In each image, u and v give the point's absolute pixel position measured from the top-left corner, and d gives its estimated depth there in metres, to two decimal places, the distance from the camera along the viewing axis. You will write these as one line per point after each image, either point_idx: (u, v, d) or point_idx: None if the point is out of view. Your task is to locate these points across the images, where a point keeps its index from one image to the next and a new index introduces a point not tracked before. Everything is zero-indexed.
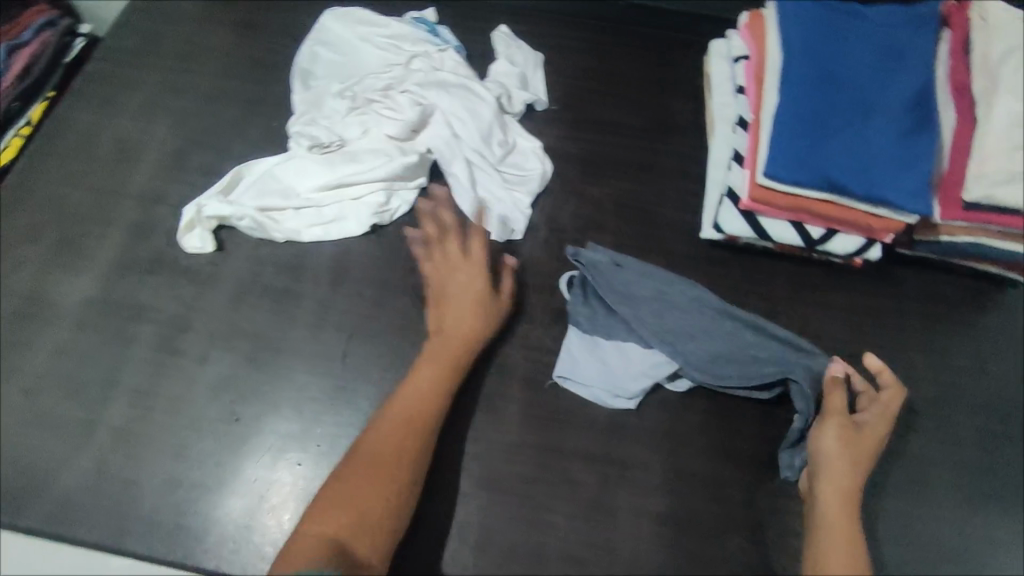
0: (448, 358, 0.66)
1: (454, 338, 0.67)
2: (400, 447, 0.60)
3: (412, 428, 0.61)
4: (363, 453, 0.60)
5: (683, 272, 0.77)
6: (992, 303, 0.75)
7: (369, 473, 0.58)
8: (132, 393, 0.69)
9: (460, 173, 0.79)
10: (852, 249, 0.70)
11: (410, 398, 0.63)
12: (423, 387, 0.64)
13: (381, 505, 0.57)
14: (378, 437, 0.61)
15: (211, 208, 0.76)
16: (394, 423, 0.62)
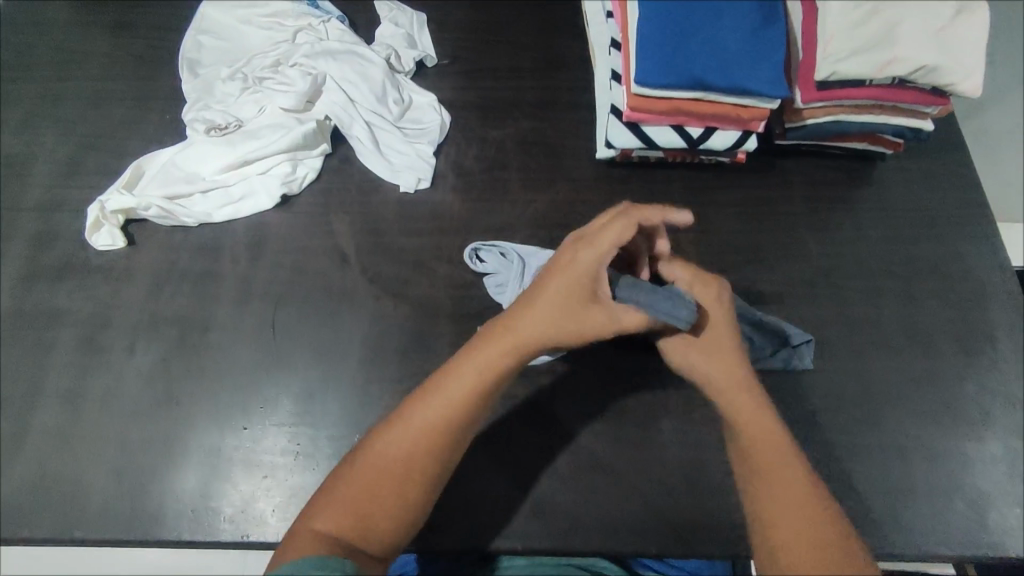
0: (507, 345, 0.57)
1: (523, 332, 0.57)
2: (427, 446, 0.54)
3: (448, 424, 0.55)
4: (383, 452, 0.54)
5: (588, 194, 0.81)
6: (866, 178, 0.82)
7: (389, 474, 0.54)
8: (61, 394, 0.69)
9: (361, 134, 0.81)
10: (731, 143, 0.75)
11: (453, 379, 0.56)
12: (474, 374, 0.56)
13: (396, 504, 0.53)
14: (414, 423, 0.55)
15: (113, 203, 0.75)
16: (433, 408, 0.55)
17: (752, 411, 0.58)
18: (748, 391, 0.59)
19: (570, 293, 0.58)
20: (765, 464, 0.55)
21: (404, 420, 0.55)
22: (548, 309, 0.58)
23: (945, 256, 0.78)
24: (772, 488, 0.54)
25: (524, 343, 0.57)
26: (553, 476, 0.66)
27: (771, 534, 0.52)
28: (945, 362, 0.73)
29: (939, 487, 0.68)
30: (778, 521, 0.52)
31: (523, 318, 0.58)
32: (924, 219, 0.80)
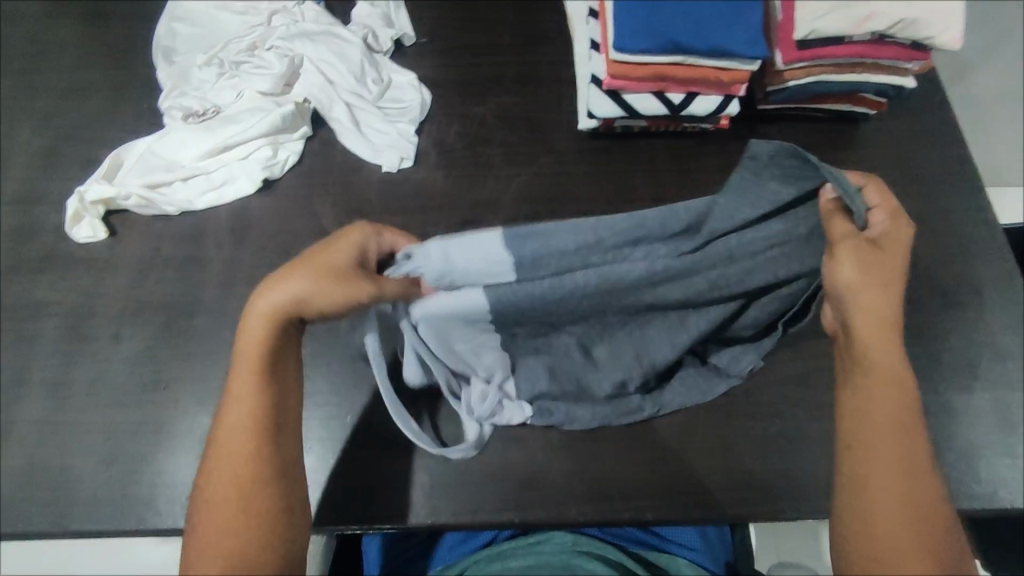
0: (256, 353, 0.56)
1: (258, 325, 0.56)
2: (245, 466, 0.54)
3: (246, 436, 0.55)
4: (216, 478, 0.55)
5: (573, 166, 0.81)
6: (851, 139, 0.82)
7: (230, 496, 0.54)
8: (48, 385, 0.68)
9: (342, 115, 0.81)
10: (712, 108, 0.75)
11: (237, 404, 0.56)
12: (243, 390, 0.56)
13: (262, 514, 0.53)
14: (225, 450, 0.55)
15: (93, 193, 0.74)
16: (232, 438, 0.55)
17: (893, 366, 0.55)
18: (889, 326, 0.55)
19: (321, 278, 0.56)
20: (887, 411, 0.54)
21: (212, 463, 0.56)
22: (259, 316, 0.56)
23: (931, 213, 0.78)
24: (898, 448, 0.53)
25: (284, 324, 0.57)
26: (546, 447, 0.66)
27: (873, 460, 0.53)
28: (934, 317, 0.73)
29: (932, 441, 0.68)
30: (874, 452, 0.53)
31: (257, 326, 0.56)
32: (910, 177, 0.80)
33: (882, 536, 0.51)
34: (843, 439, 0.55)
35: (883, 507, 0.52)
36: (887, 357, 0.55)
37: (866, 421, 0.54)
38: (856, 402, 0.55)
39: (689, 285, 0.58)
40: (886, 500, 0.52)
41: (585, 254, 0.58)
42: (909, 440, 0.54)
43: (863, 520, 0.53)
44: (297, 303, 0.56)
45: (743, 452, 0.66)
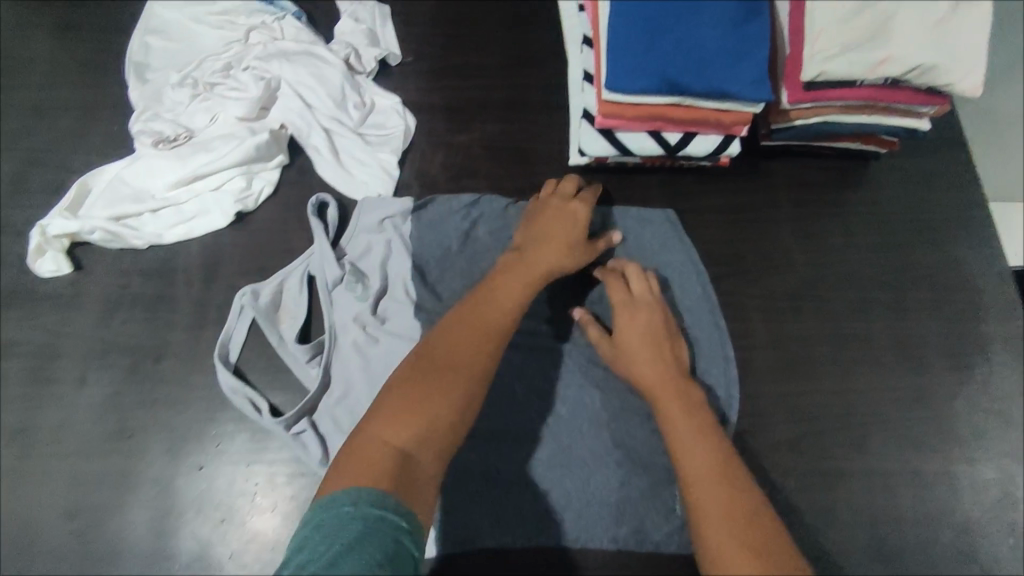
0: (524, 282, 0.60)
1: (540, 270, 0.61)
2: (481, 364, 0.53)
3: (478, 347, 0.54)
4: (431, 348, 0.53)
5: None
6: (858, 179, 0.77)
7: (439, 374, 0.51)
8: (11, 431, 0.66)
9: (320, 144, 0.77)
10: (710, 149, 0.70)
11: (490, 306, 0.57)
12: (497, 306, 0.57)
13: (449, 422, 0.50)
14: (444, 346, 0.53)
15: (54, 227, 0.71)
16: (452, 343, 0.54)
17: (660, 369, 0.61)
18: (648, 338, 0.63)
19: (568, 232, 0.65)
20: (662, 389, 0.59)
21: (427, 350, 0.53)
22: (511, 292, 0.58)
23: (940, 264, 0.74)
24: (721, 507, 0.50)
25: (543, 277, 0.61)
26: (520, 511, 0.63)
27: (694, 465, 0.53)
28: (938, 378, 0.69)
29: (926, 513, 0.65)
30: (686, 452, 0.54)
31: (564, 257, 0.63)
32: (918, 223, 0.75)
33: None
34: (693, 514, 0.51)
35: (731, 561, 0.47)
36: (693, 422, 0.56)
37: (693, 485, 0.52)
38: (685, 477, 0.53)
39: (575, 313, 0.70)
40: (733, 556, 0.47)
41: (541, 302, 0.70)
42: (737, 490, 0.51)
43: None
44: (576, 246, 0.64)
45: None
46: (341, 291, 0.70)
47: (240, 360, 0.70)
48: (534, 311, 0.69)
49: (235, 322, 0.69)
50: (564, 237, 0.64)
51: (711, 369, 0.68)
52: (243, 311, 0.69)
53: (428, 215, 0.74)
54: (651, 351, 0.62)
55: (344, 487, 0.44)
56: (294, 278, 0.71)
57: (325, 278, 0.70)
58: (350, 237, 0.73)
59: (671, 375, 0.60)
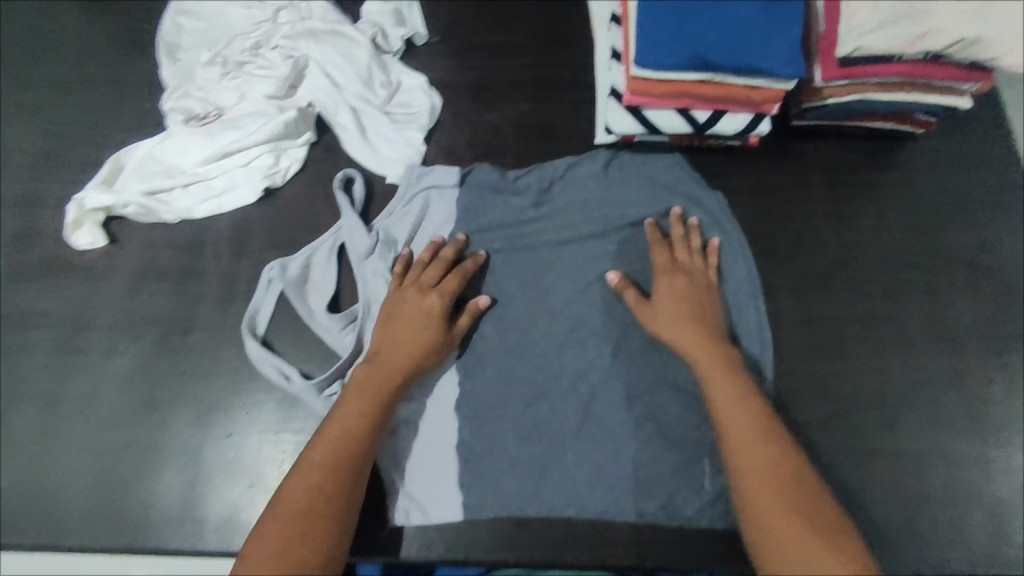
0: (370, 395, 0.60)
1: (370, 398, 0.60)
2: (340, 490, 0.55)
3: (343, 477, 0.56)
4: (295, 485, 0.54)
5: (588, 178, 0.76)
6: (893, 159, 0.76)
7: (306, 514, 0.53)
8: (43, 398, 0.68)
9: (347, 122, 0.77)
10: (740, 127, 0.69)
11: (321, 438, 0.58)
12: (349, 433, 0.58)
13: (316, 559, 0.51)
14: (302, 483, 0.54)
15: (91, 200, 0.72)
16: (314, 470, 0.55)
17: (717, 356, 0.61)
18: (696, 320, 0.64)
19: (420, 313, 0.65)
20: (716, 375, 0.60)
21: (287, 484, 0.55)
22: (353, 411, 0.59)
23: (977, 246, 0.72)
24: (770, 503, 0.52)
25: (387, 392, 0.61)
26: (545, 484, 0.64)
27: (745, 457, 0.55)
28: (972, 362, 0.67)
29: (958, 496, 0.63)
30: (746, 444, 0.55)
31: (411, 342, 0.64)
32: (955, 204, 0.73)
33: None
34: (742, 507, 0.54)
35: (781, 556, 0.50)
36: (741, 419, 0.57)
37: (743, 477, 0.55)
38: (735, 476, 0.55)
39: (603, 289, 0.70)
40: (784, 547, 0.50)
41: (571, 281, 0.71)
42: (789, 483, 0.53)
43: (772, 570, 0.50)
44: (426, 334, 0.64)
45: None
46: (374, 262, 0.71)
47: (268, 332, 0.70)
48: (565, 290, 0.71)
49: (264, 296, 0.70)
50: (416, 332, 0.64)
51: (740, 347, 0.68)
52: (272, 282, 0.70)
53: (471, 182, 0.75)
54: (694, 329, 0.63)
55: None
56: (324, 249, 0.72)
57: (358, 248, 0.71)
58: (387, 211, 0.74)
59: (722, 376, 0.60)
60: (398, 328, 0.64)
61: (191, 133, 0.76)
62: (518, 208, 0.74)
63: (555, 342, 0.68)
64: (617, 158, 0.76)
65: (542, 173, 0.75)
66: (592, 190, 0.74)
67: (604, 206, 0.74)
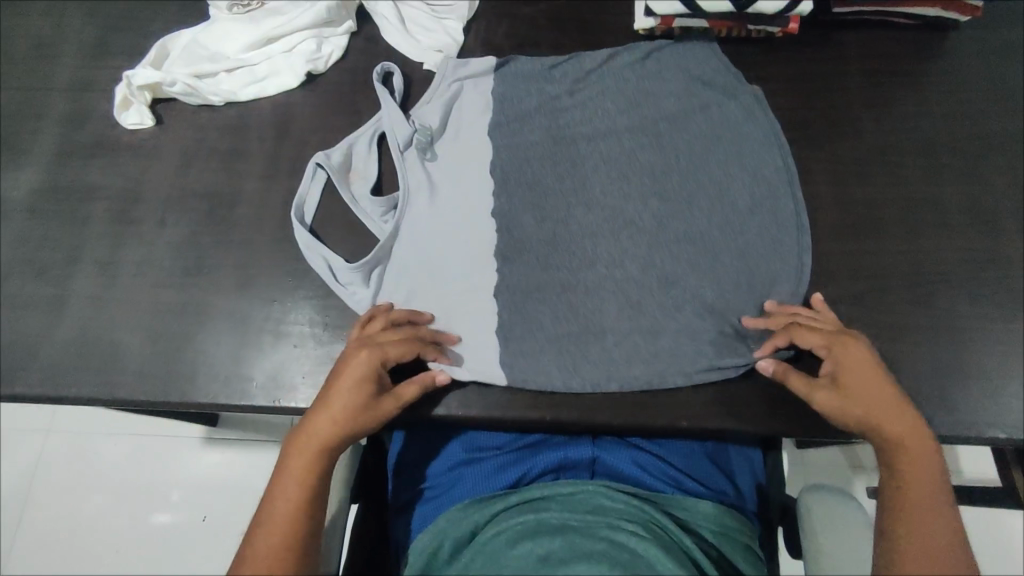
0: (312, 452, 0.58)
1: (310, 446, 0.58)
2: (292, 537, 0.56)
3: (287, 530, 0.56)
4: (256, 535, 0.56)
5: (626, 67, 0.75)
6: (935, 49, 0.75)
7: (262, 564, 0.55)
8: (96, 265, 0.70)
9: (387, 10, 0.78)
10: (781, 6, 0.69)
11: (275, 489, 0.58)
12: (296, 486, 0.57)
13: None
14: (263, 542, 0.56)
15: (139, 78, 0.74)
16: (287, 499, 0.57)
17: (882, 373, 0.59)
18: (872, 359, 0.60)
19: (355, 386, 0.59)
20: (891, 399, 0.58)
21: (267, 506, 0.57)
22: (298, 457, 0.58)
23: (1020, 133, 0.71)
24: (926, 515, 0.56)
25: (330, 446, 0.58)
26: (582, 349, 0.65)
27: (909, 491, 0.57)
28: (1013, 242, 0.67)
29: (997, 370, 0.63)
30: (915, 464, 0.57)
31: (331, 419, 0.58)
32: (998, 93, 0.73)
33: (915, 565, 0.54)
34: (893, 498, 0.58)
35: (916, 549, 0.55)
36: (918, 434, 0.58)
37: (908, 478, 0.57)
38: (902, 474, 0.57)
39: (640, 174, 0.70)
40: (919, 544, 0.55)
41: (606, 168, 0.70)
42: (942, 520, 0.56)
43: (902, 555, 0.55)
44: (357, 405, 0.59)
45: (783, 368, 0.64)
46: (413, 149, 0.72)
47: (315, 222, 0.71)
48: (604, 169, 0.70)
49: (309, 185, 0.71)
50: (350, 401, 0.59)
51: (779, 233, 0.67)
52: (315, 170, 0.72)
53: (508, 73, 0.75)
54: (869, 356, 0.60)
55: None
56: (364, 140, 0.73)
57: (396, 136, 0.72)
58: (424, 101, 0.74)
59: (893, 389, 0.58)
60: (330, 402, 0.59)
61: (235, 20, 0.78)
62: (554, 96, 0.74)
63: (591, 218, 0.68)
64: (657, 49, 0.75)
65: (579, 65, 0.75)
66: (629, 79, 0.74)
67: (640, 95, 0.73)
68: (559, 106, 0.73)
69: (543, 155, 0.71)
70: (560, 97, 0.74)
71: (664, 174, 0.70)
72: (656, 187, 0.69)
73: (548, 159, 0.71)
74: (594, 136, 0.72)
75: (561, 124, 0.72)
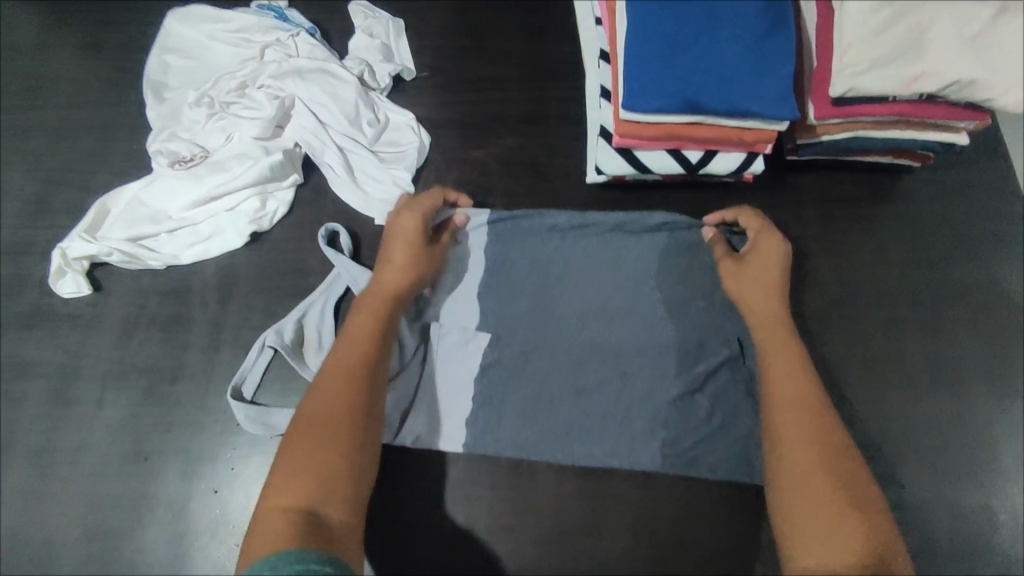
0: (383, 308, 0.59)
1: (377, 305, 0.59)
2: (354, 395, 0.52)
3: (353, 383, 0.53)
4: (313, 393, 0.52)
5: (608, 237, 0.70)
6: (892, 194, 0.74)
7: (328, 427, 0.50)
8: (31, 453, 0.68)
9: (334, 163, 0.76)
10: (733, 168, 0.68)
11: (337, 350, 0.55)
12: (358, 344, 0.55)
13: (350, 476, 0.48)
14: (317, 399, 0.51)
15: (74, 249, 0.71)
16: (326, 394, 0.52)
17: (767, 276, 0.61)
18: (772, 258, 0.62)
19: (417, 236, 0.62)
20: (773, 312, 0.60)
21: (323, 370, 0.54)
22: (365, 323, 0.57)
23: (978, 283, 0.70)
24: (815, 443, 0.51)
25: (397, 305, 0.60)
26: (537, 540, 0.63)
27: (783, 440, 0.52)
28: (973, 404, 0.66)
29: (959, 547, 0.62)
30: (786, 424, 0.53)
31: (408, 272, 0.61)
32: (958, 239, 0.72)
33: (809, 522, 0.47)
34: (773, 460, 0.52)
35: (809, 511, 0.47)
36: (787, 384, 0.55)
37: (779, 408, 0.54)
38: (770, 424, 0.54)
39: (620, 377, 0.66)
40: (809, 490, 0.48)
41: (585, 368, 0.66)
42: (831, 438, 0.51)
43: (793, 517, 0.48)
44: (413, 260, 0.61)
45: (749, 546, 0.62)
46: None
47: (256, 395, 0.68)
48: (569, 347, 0.67)
49: (250, 363, 0.68)
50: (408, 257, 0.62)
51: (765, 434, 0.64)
52: (264, 348, 0.68)
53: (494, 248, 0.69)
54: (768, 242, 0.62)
55: (251, 561, 0.41)
56: (317, 308, 0.70)
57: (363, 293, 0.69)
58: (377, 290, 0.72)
59: (772, 303, 0.60)
60: (389, 264, 0.61)
61: (174, 177, 0.74)
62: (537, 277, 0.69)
63: (549, 392, 0.66)
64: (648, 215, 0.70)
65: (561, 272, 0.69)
66: (622, 287, 0.69)
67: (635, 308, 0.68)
68: (537, 292, 0.69)
69: (517, 342, 0.67)
70: (543, 299, 0.69)
71: (629, 354, 0.66)
72: (638, 388, 0.65)
73: (530, 349, 0.67)
74: (566, 321, 0.68)
75: (543, 313, 0.68)
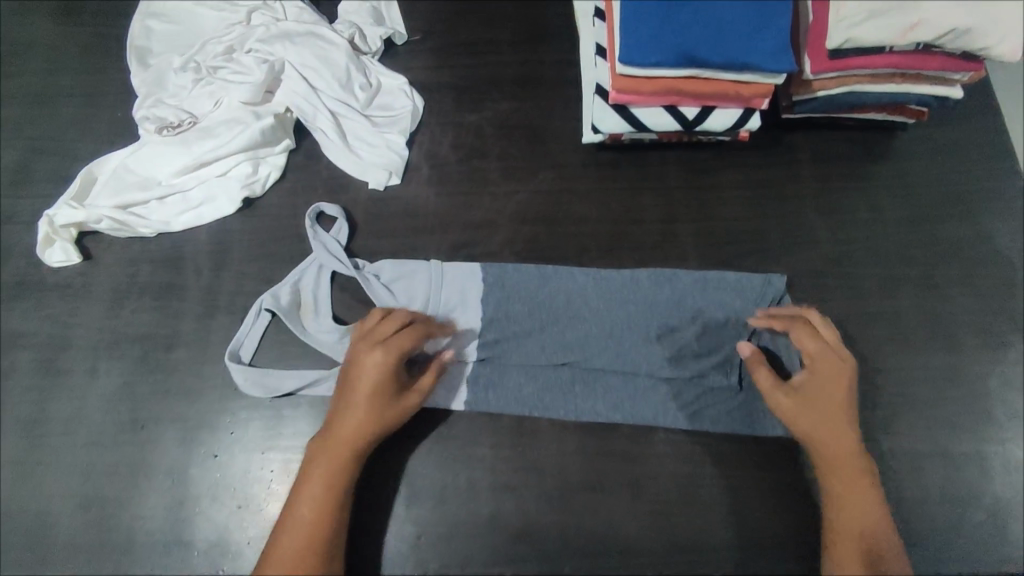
0: (353, 430, 0.58)
1: (350, 443, 0.58)
2: (319, 522, 0.56)
3: (320, 509, 0.56)
4: (286, 518, 0.57)
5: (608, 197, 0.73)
6: (885, 152, 0.74)
7: (291, 556, 0.55)
8: (23, 424, 0.66)
9: (326, 127, 0.75)
10: (730, 123, 0.67)
11: (309, 470, 0.58)
12: (326, 467, 0.57)
13: None
14: (288, 526, 0.56)
15: (61, 216, 0.70)
16: (295, 522, 0.56)
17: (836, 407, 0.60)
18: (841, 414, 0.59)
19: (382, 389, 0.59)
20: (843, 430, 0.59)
21: (297, 489, 0.58)
22: (335, 442, 0.58)
23: (970, 239, 0.71)
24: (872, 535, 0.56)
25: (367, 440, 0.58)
26: (539, 496, 0.63)
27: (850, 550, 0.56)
28: (966, 357, 0.67)
29: (953, 495, 0.63)
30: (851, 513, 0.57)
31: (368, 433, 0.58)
32: (950, 196, 0.72)
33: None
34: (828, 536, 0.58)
35: None
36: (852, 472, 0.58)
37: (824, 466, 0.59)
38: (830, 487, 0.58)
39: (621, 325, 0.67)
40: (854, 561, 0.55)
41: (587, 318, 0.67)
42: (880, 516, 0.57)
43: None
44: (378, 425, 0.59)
45: (751, 499, 0.63)
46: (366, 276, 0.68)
47: (255, 358, 0.68)
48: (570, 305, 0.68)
49: (250, 324, 0.67)
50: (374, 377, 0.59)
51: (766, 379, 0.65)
52: (262, 313, 0.68)
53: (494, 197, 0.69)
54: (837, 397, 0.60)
55: None
56: (312, 271, 0.69)
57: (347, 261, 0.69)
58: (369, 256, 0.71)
59: (843, 437, 0.59)
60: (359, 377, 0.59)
61: (161, 142, 0.73)
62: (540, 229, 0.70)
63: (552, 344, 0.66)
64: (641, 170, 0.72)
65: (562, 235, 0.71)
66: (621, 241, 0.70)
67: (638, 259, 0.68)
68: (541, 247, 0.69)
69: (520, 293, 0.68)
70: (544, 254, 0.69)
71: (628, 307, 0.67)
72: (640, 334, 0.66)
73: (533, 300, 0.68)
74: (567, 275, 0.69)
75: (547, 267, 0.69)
